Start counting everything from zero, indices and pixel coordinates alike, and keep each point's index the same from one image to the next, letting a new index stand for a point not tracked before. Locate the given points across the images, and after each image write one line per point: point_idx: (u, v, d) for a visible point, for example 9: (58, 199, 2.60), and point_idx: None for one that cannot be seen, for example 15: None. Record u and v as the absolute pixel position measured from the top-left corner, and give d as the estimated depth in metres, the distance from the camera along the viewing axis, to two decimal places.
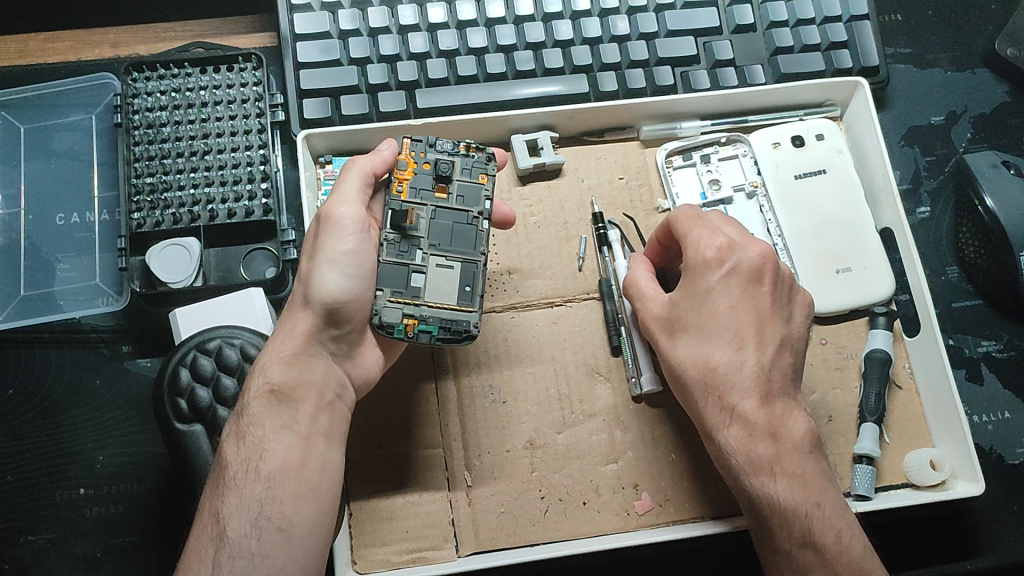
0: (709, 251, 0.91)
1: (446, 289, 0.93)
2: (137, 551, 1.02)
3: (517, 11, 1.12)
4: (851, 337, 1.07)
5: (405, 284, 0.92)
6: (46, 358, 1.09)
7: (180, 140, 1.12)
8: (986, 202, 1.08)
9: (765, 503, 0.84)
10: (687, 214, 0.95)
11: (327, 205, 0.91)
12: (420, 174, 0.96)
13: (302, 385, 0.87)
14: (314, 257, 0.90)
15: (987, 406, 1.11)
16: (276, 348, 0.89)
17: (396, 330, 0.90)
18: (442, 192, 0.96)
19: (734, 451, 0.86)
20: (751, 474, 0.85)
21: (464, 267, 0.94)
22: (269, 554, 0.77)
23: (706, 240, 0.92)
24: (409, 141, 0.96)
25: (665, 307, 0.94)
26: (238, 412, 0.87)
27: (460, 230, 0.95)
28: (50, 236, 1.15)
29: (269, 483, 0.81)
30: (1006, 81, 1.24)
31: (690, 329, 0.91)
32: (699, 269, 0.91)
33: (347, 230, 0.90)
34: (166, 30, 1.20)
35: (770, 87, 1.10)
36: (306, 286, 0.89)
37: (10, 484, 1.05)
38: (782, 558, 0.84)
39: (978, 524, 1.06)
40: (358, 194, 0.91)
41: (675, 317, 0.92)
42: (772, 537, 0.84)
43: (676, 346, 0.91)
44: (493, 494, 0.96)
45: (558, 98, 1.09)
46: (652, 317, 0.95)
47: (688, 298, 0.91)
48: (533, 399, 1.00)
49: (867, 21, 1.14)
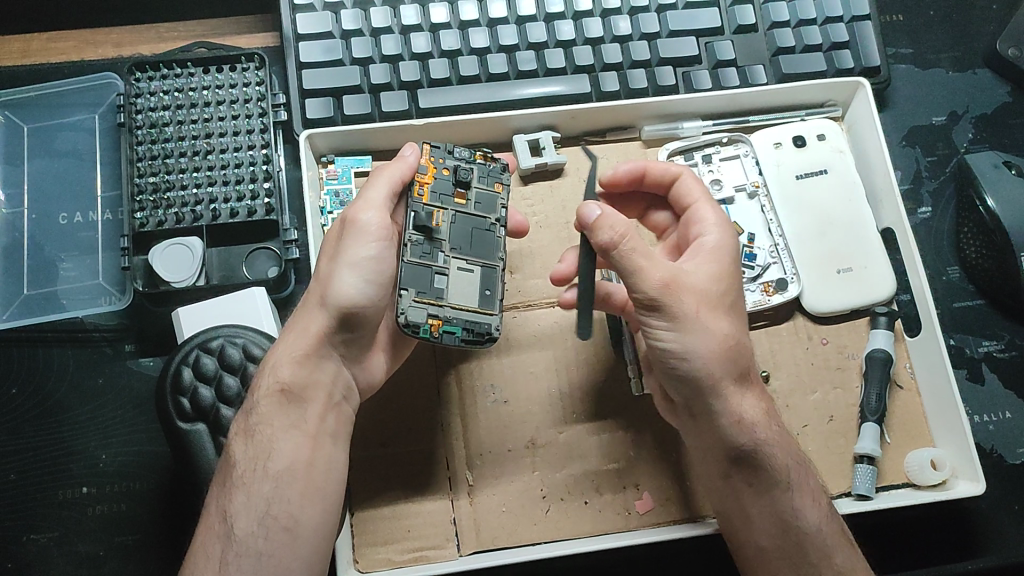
0: (734, 232, 0.96)
1: (469, 292, 0.92)
2: (140, 549, 1.03)
3: (519, 11, 1.12)
4: (852, 337, 1.07)
5: (429, 285, 0.91)
6: (49, 356, 1.10)
7: (182, 139, 1.12)
8: (987, 202, 1.08)
9: (779, 487, 0.88)
10: (700, 186, 1.00)
11: (354, 208, 0.89)
12: (440, 179, 0.95)
13: (311, 385, 0.87)
14: (334, 259, 0.87)
15: (987, 406, 1.11)
16: (285, 348, 0.87)
17: (422, 330, 0.89)
18: (461, 198, 0.95)
19: (758, 426, 0.88)
20: (778, 448, 0.88)
21: (485, 272, 0.94)
22: (276, 553, 0.78)
23: (729, 222, 0.96)
24: (429, 145, 0.96)
25: (705, 281, 0.88)
26: (247, 411, 0.86)
27: (479, 235, 0.94)
28: (53, 235, 1.15)
29: (276, 483, 0.81)
30: (1008, 81, 1.24)
31: (731, 308, 0.89)
32: (734, 251, 0.94)
33: (372, 236, 0.88)
34: (168, 30, 1.20)
35: (775, 86, 1.11)
36: (323, 287, 0.87)
37: (13, 482, 1.06)
38: (802, 537, 0.87)
39: (978, 524, 1.06)
40: (385, 202, 0.90)
41: (719, 291, 0.89)
42: (791, 517, 0.87)
43: (716, 320, 0.87)
44: (494, 493, 0.97)
45: (560, 98, 1.10)
46: (688, 287, 0.86)
47: (727, 276, 0.91)
48: (534, 398, 1.00)
49: (868, 22, 1.15)
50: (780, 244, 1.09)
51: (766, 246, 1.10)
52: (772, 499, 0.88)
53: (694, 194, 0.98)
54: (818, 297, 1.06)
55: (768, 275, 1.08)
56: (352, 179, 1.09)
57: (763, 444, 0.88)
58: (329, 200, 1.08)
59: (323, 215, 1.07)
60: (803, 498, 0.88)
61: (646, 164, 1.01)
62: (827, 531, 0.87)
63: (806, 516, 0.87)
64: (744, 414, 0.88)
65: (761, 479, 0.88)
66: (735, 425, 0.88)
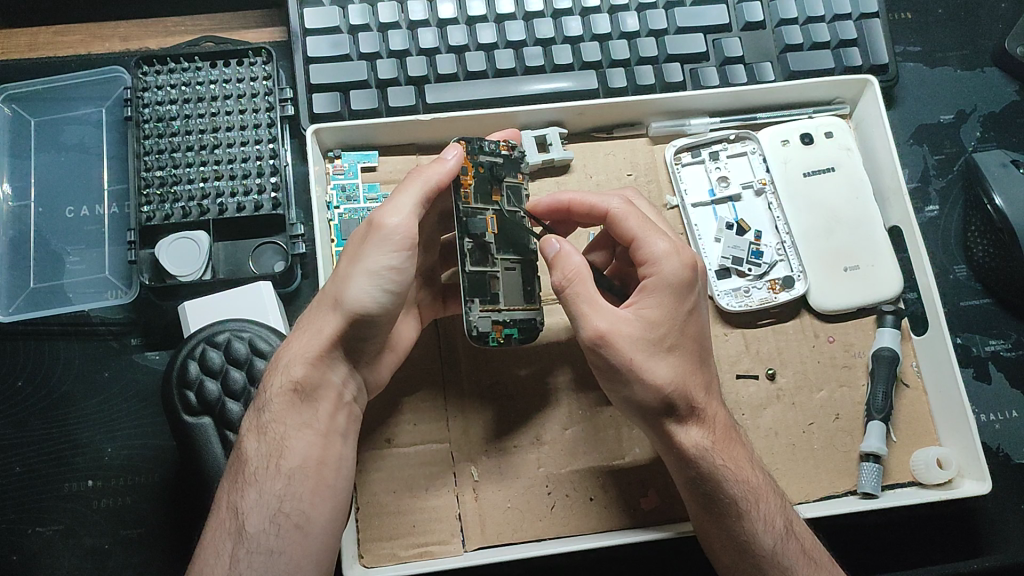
0: (685, 261, 0.88)
1: (518, 290, 0.94)
2: (146, 543, 1.03)
3: (527, 8, 1.12)
4: (860, 335, 1.07)
5: (487, 290, 0.91)
6: (55, 349, 1.10)
7: (190, 133, 1.12)
8: (994, 200, 1.08)
9: (754, 504, 0.85)
10: (635, 215, 0.90)
11: (382, 212, 0.86)
12: (478, 177, 0.93)
13: (323, 384, 0.86)
14: (354, 261, 0.85)
15: (994, 406, 1.11)
16: (299, 347, 0.86)
17: (489, 339, 0.90)
18: (498, 194, 0.94)
19: (714, 452, 0.86)
20: (733, 474, 0.86)
21: (528, 267, 0.95)
22: (286, 551, 0.78)
23: (676, 249, 0.88)
24: (463, 141, 0.93)
25: (644, 327, 0.85)
26: (259, 407, 0.85)
27: (515, 230, 0.94)
28: (60, 228, 1.15)
29: (289, 480, 0.81)
30: (1016, 80, 1.24)
31: (674, 348, 0.86)
32: (685, 283, 0.87)
33: (394, 244, 0.85)
34: (177, 24, 1.21)
35: (791, 82, 1.10)
36: (338, 288, 0.85)
37: (19, 475, 1.06)
38: (765, 560, 0.84)
39: (984, 524, 1.06)
40: (414, 208, 0.86)
41: (658, 336, 0.85)
42: (752, 542, 0.85)
43: (655, 366, 0.84)
44: (500, 489, 0.97)
45: (567, 95, 1.10)
46: (624, 336, 0.84)
47: (670, 316, 0.86)
48: (541, 395, 1.01)
49: (877, 19, 1.14)
50: (786, 241, 1.09)
51: (772, 244, 1.10)
52: (737, 522, 0.85)
53: (630, 229, 0.90)
54: (824, 294, 1.06)
55: (775, 272, 1.09)
56: (358, 174, 1.09)
57: (722, 467, 0.86)
58: (336, 195, 1.07)
59: (330, 210, 1.07)
60: (776, 514, 0.86)
61: (570, 200, 0.95)
62: (800, 550, 0.85)
63: (775, 534, 0.85)
64: (696, 444, 0.86)
65: (721, 502, 0.86)
66: (691, 451, 0.86)
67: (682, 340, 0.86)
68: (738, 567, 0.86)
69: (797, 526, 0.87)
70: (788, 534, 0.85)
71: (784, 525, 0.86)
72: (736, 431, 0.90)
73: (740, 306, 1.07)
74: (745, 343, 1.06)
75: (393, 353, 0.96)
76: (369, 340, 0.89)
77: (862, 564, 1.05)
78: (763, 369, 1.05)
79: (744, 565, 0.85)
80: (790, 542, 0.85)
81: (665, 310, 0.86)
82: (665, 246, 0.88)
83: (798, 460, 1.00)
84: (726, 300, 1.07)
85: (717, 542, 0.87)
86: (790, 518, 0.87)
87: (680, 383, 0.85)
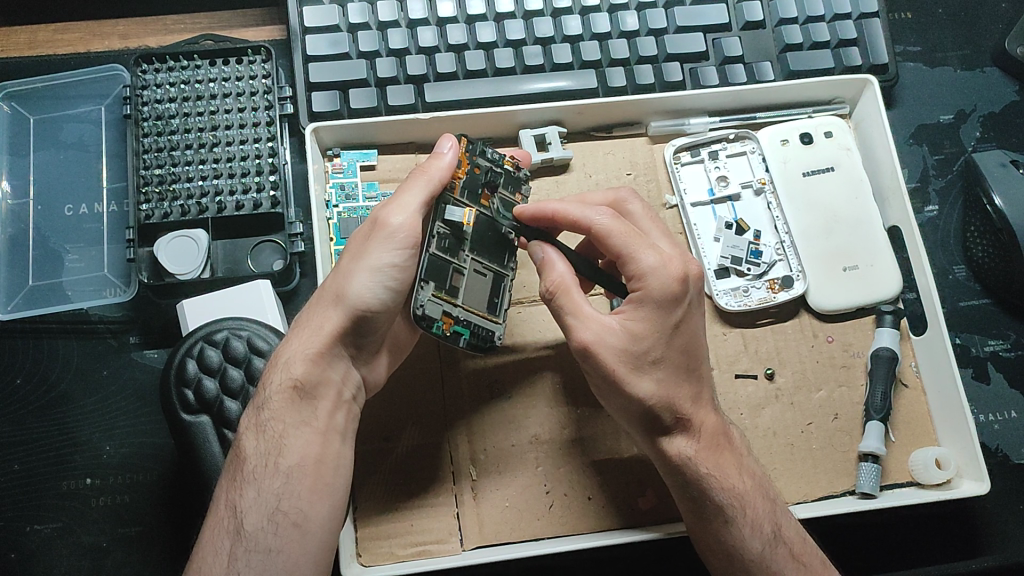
0: (675, 274, 0.85)
1: (480, 293, 0.93)
2: (144, 542, 1.03)
3: (526, 6, 1.12)
4: (857, 335, 1.07)
5: (446, 280, 0.90)
6: (54, 349, 1.10)
7: (189, 131, 1.12)
8: (994, 201, 1.07)
9: (742, 508, 0.85)
10: (619, 228, 0.88)
11: (386, 210, 0.86)
12: (470, 176, 0.94)
13: (322, 382, 0.86)
14: (357, 258, 0.86)
15: (993, 406, 1.11)
16: (298, 345, 0.86)
17: (435, 326, 0.88)
18: (486, 199, 0.95)
19: (698, 461, 0.86)
20: (722, 480, 0.86)
21: (496, 277, 0.95)
22: (284, 550, 0.77)
23: (665, 262, 0.85)
24: (466, 139, 0.94)
25: (627, 339, 0.85)
26: (258, 406, 0.85)
27: (489, 233, 0.94)
28: (59, 226, 1.15)
29: (288, 478, 0.81)
30: (1016, 81, 1.24)
31: (660, 362, 0.85)
32: (674, 296, 0.85)
33: (398, 242, 0.85)
34: (176, 22, 1.20)
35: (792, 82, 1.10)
36: (340, 284, 0.85)
37: (16, 473, 1.06)
38: (753, 565, 0.84)
39: (981, 525, 1.06)
40: (418, 206, 0.87)
41: (642, 350, 0.84)
42: (740, 547, 0.85)
43: (638, 380, 0.85)
44: (498, 488, 0.97)
45: (566, 94, 1.09)
46: (608, 348, 0.84)
47: (654, 331, 0.85)
48: (540, 394, 1.01)
49: (877, 19, 1.14)
50: (785, 241, 1.09)
51: (771, 243, 1.10)
52: (725, 528, 0.85)
53: (615, 244, 0.87)
54: (822, 294, 1.06)
55: (774, 271, 1.09)
56: (357, 172, 1.09)
57: (707, 476, 0.86)
58: (334, 194, 1.07)
59: (329, 209, 1.07)
60: (765, 518, 0.86)
61: (553, 211, 0.91)
62: (790, 552, 0.85)
63: (765, 538, 0.85)
64: (680, 453, 0.87)
65: (715, 505, 0.86)
66: (676, 460, 0.87)
67: (668, 353, 0.86)
68: (729, 571, 0.86)
69: (789, 528, 0.87)
70: (776, 538, 0.85)
71: (772, 530, 0.86)
72: (727, 438, 0.90)
73: (739, 306, 1.06)
74: (744, 343, 1.06)
75: (392, 353, 0.96)
76: (369, 337, 0.90)
77: (860, 564, 1.05)
78: (762, 369, 1.05)
79: (736, 568, 0.85)
80: (778, 546, 0.85)
81: (656, 318, 0.84)
82: (654, 256, 0.85)
83: (795, 460, 1.00)
84: (725, 300, 1.07)
85: (707, 546, 0.87)
86: (781, 521, 0.87)
87: (662, 398, 0.85)
